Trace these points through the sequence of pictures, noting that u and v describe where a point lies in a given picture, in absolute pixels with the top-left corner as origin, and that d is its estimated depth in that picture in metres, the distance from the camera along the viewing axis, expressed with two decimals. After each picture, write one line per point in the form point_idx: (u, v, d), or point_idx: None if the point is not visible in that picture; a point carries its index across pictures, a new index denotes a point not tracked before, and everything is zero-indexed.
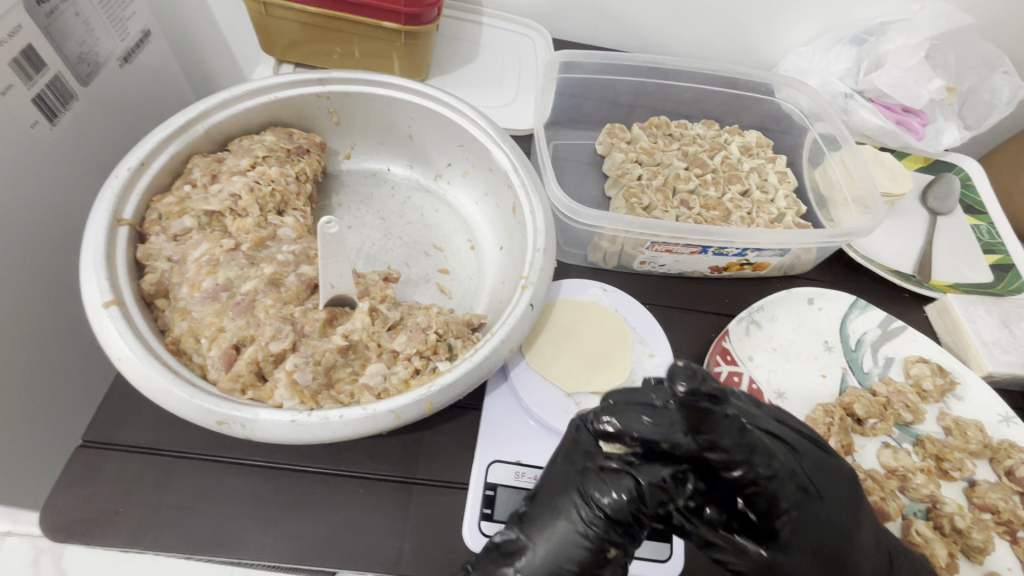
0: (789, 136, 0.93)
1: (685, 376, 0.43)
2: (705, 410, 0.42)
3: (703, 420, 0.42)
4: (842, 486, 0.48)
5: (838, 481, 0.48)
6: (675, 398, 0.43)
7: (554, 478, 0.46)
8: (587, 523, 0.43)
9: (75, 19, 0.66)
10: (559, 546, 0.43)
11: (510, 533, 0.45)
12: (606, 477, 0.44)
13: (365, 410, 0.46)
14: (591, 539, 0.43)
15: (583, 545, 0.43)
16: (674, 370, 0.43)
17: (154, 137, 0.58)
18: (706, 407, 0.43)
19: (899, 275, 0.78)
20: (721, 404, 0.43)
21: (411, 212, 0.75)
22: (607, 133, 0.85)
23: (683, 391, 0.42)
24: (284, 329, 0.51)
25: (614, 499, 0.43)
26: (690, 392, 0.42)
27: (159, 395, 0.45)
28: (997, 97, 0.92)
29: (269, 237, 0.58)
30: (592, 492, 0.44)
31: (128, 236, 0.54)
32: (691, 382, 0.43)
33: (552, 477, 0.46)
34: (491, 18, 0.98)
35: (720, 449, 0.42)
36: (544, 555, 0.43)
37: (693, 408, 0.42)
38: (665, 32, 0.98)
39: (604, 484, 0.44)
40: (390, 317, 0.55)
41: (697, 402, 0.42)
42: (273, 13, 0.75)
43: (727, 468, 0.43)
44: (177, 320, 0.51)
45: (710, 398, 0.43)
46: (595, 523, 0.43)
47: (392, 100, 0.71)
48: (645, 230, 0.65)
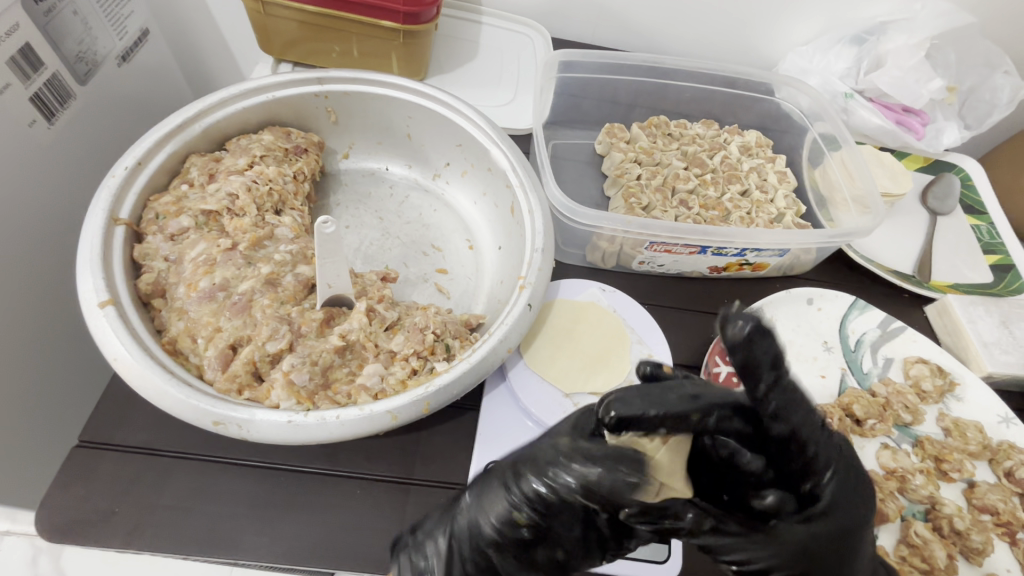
0: (789, 135, 0.93)
1: (749, 319, 0.37)
2: (758, 379, 0.38)
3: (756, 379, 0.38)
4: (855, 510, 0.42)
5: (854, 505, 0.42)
6: (729, 340, 0.38)
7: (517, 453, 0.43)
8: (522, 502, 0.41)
9: (73, 18, 0.66)
10: (490, 514, 0.42)
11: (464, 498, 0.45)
12: (568, 459, 0.39)
13: (362, 411, 0.46)
14: (514, 515, 0.41)
15: (508, 520, 0.41)
16: (728, 316, 0.39)
17: (151, 136, 0.58)
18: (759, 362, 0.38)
19: (899, 275, 0.78)
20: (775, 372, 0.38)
21: (410, 212, 0.74)
22: (606, 132, 0.85)
23: (739, 333, 0.37)
24: (280, 329, 0.51)
25: (550, 483, 0.40)
26: (749, 334, 0.37)
27: (155, 395, 0.45)
28: (998, 97, 0.92)
29: (266, 237, 0.58)
30: (540, 470, 0.41)
31: (125, 236, 0.54)
32: (755, 322, 0.37)
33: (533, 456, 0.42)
34: (490, 17, 0.98)
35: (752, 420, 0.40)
36: (474, 519, 0.43)
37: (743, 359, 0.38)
38: (664, 32, 0.97)
39: (552, 467, 0.40)
40: (387, 317, 0.55)
41: (752, 349, 0.37)
42: (272, 12, 0.74)
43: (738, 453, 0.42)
44: (173, 320, 0.51)
45: (770, 365, 0.38)
46: (519, 504, 0.41)
47: (390, 99, 0.70)
48: (644, 230, 0.65)
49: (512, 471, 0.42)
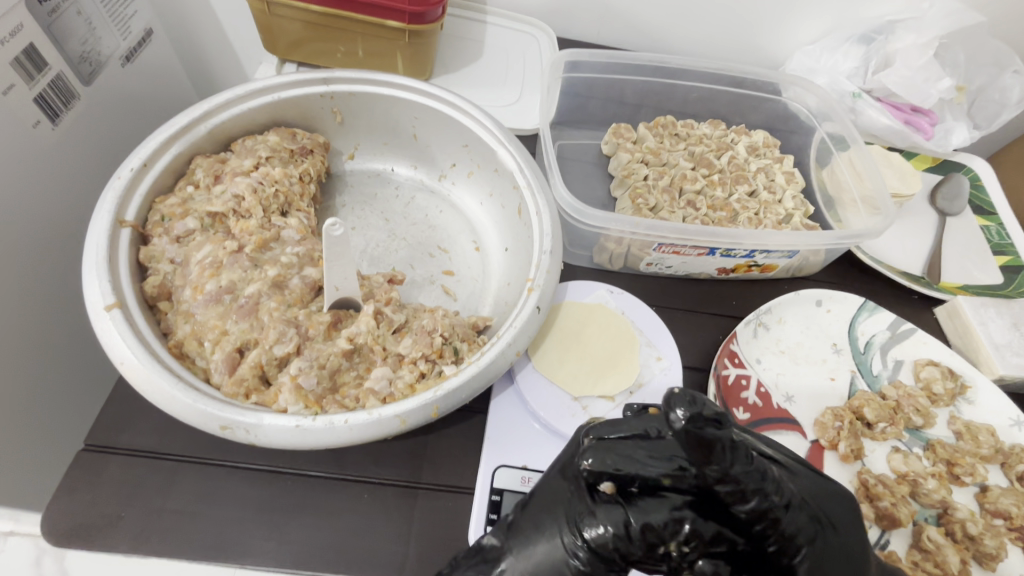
0: (796, 135, 0.92)
1: (686, 403, 0.33)
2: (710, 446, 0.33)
3: (710, 453, 0.33)
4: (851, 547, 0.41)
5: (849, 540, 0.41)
6: (673, 426, 0.33)
7: (545, 493, 0.41)
8: (568, 551, 0.38)
9: (77, 19, 0.65)
10: (538, 570, 0.38)
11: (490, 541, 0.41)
12: (597, 507, 0.38)
13: (371, 415, 0.46)
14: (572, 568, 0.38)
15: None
16: (669, 396, 0.33)
17: (156, 138, 0.58)
18: (712, 436, 0.33)
19: (909, 276, 0.77)
20: (726, 428, 0.33)
21: (415, 213, 0.74)
22: (613, 133, 0.84)
23: (681, 419, 0.32)
24: (287, 332, 0.50)
25: (601, 533, 0.37)
26: (690, 420, 0.32)
27: (161, 399, 0.45)
28: (1007, 96, 0.91)
29: (272, 239, 0.57)
30: (579, 520, 0.38)
31: (130, 238, 0.53)
32: (691, 409, 0.32)
33: (545, 495, 0.41)
34: (495, 17, 0.97)
35: (730, 481, 0.35)
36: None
37: (696, 438, 0.33)
38: (670, 31, 0.97)
39: (592, 517, 0.38)
40: (395, 320, 0.55)
41: (702, 429, 0.32)
42: (277, 13, 0.74)
43: (738, 502, 0.36)
44: (180, 323, 0.51)
45: (716, 421, 0.33)
46: (578, 554, 0.38)
47: (396, 99, 0.70)
48: (652, 232, 0.64)
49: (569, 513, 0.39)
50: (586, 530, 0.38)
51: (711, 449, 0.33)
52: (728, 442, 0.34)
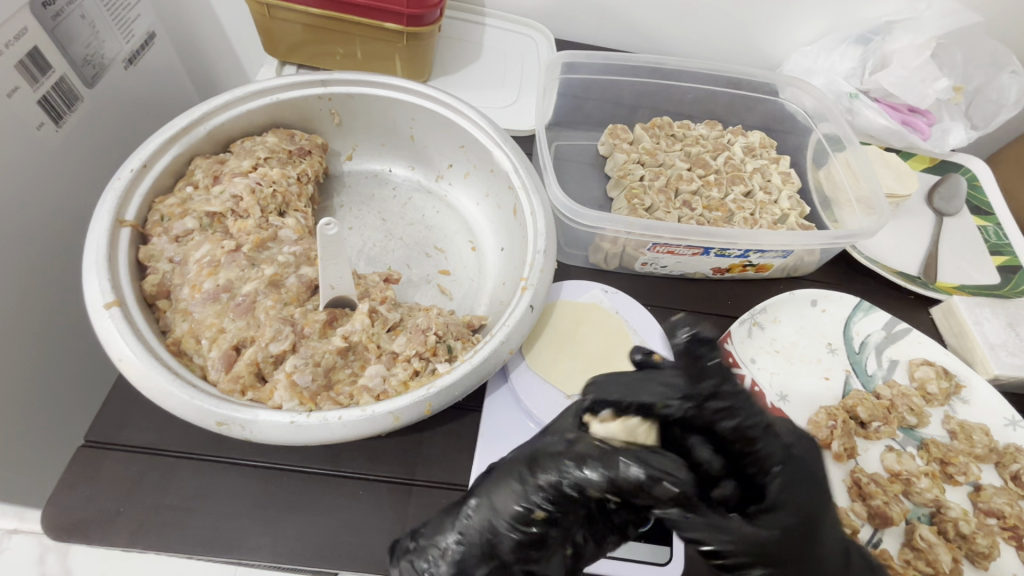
0: (793, 136, 0.92)
1: (682, 327, 0.46)
2: (700, 363, 0.44)
3: (701, 370, 0.44)
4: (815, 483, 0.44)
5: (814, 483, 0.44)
6: (677, 344, 0.45)
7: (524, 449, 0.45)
8: (530, 488, 0.42)
9: (81, 22, 0.67)
10: (507, 505, 0.43)
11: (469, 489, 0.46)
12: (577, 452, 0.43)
13: (364, 412, 0.46)
14: (525, 502, 0.42)
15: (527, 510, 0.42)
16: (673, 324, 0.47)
17: (156, 139, 0.59)
18: (702, 356, 0.44)
19: (904, 276, 0.78)
20: (714, 354, 0.45)
21: (413, 213, 0.75)
22: (609, 133, 0.85)
23: (684, 338, 0.45)
24: (283, 330, 0.51)
25: (567, 471, 0.42)
26: (690, 339, 0.45)
27: (159, 395, 0.45)
28: (1005, 96, 0.91)
29: (270, 238, 0.58)
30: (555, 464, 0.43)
31: (130, 237, 0.54)
32: (692, 330, 0.46)
33: (523, 448, 0.46)
34: (493, 19, 0.98)
35: (720, 398, 0.43)
36: (492, 515, 0.43)
37: (690, 355, 0.45)
38: (668, 33, 0.97)
39: (566, 461, 0.42)
40: (389, 319, 0.55)
41: (696, 351, 0.45)
42: (277, 15, 0.75)
43: (720, 421, 0.42)
44: (178, 321, 0.52)
45: (708, 349, 0.45)
46: (549, 493, 0.42)
47: (394, 101, 0.71)
48: (646, 232, 0.65)
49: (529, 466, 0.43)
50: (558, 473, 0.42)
51: (701, 368, 0.44)
52: (717, 366, 0.44)
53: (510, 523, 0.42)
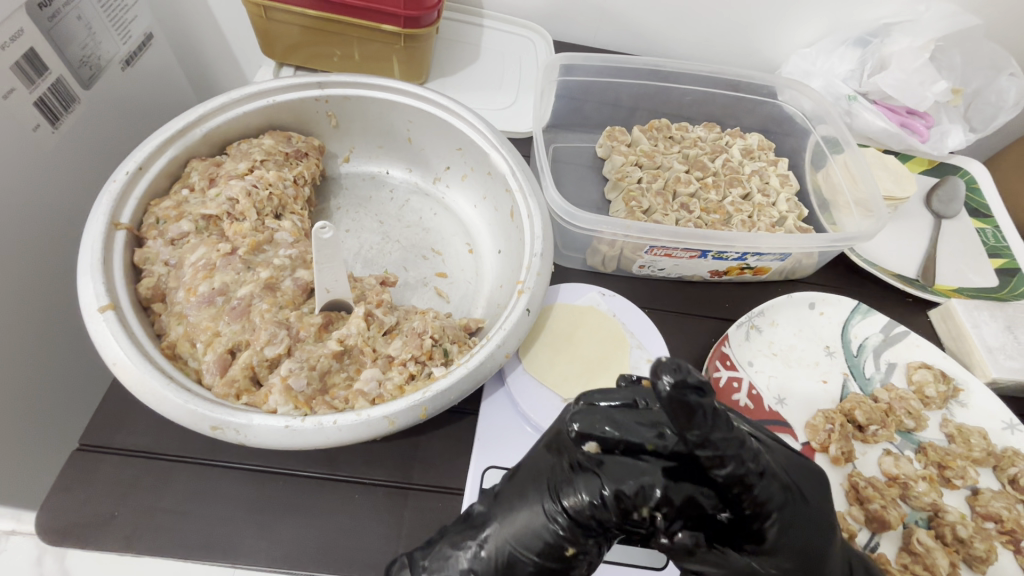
0: (791, 138, 0.92)
1: (671, 370, 0.32)
2: (687, 411, 0.33)
3: (689, 417, 0.34)
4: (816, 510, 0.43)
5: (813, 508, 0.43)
6: (659, 394, 0.33)
7: (529, 469, 0.45)
8: (548, 517, 0.41)
9: (78, 23, 0.66)
10: (520, 534, 0.41)
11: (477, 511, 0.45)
12: (578, 477, 0.41)
13: (360, 416, 0.46)
14: (552, 533, 0.41)
15: (543, 539, 0.41)
16: (656, 364, 0.33)
17: (152, 141, 0.58)
18: (694, 402, 0.33)
19: (902, 279, 0.77)
20: (710, 397, 0.34)
21: (410, 215, 0.74)
22: (607, 136, 0.85)
23: (668, 386, 0.32)
24: (279, 333, 0.51)
25: (579, 500, 0.40)
26: (676, 386, 0.32)
27: (153, 399, 0.45)
28: (1004, 99, 0.91)
29: (266, 241, 0.58)
30: (560, 488, 0.42)
31: (125, 240, 0.54)
32: (678, 375, 0.32)
33: (528, 470, 0.45)
34: (492, 20, 0.98)
35: (711, 446, 0.35)
36: (507, 543, 0.41)
37: (680, 404, 0.33)
38: (666, 35, 0.97)
39: (571, 485, 0.41)
40: (385, 322, 0.55)
41: (685, 397, 0.33)
42: (273, 17, 0.75)
43: (715, 467, 0.36)
44: (173, 324, 0.51)
45: (698, 390, 0.33)
46: (559, 520, 0.41)
47: (391, 103, 0.70)
48: (644, 234, 0.65)
49: (545, 488, 0.43)
50: (565, 498, 0.41)
51: (691, 414, 0.33)
52: (711, 410, 0.34)
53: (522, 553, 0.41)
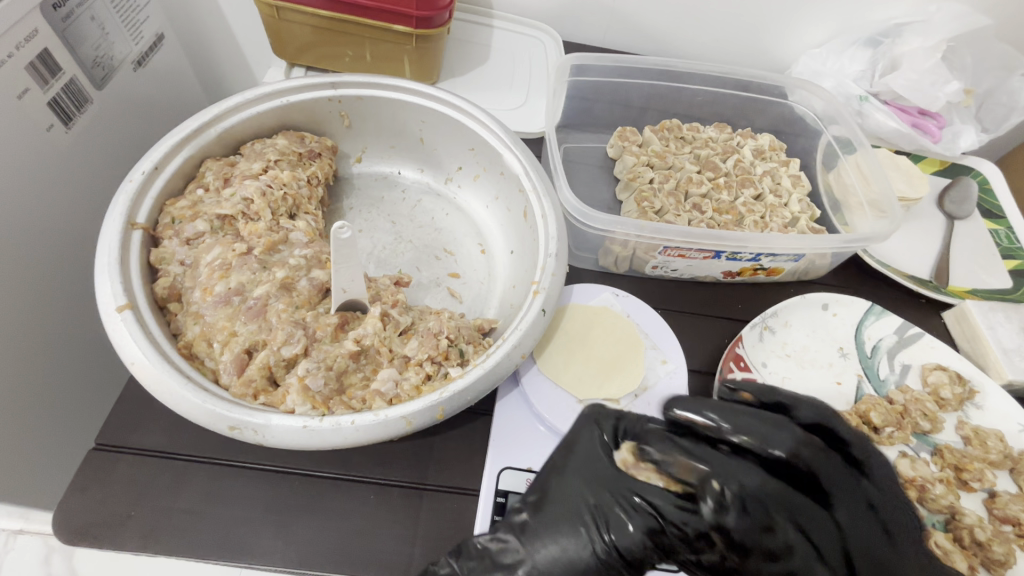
0: (802, 139, 0.92)
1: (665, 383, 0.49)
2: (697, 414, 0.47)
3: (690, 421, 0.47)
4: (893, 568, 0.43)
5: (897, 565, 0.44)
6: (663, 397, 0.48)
7: (564, 500, 0.45)
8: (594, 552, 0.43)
9: (91, 23, 0.67)
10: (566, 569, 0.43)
11: (507, 544, 0.45)
12: (632, 517, 0.43)
13: (377, 416, 0.46)
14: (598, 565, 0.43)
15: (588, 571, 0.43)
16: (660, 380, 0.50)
17: (167, 141, 0.59)
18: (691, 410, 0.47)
19: (916, 280, 0.77)
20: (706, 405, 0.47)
21: (422, 216, 0.74)
22: (618, 136, 0.85)
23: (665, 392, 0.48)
24: (295, 333, 0.50)
25: (630, 538, 0.43)
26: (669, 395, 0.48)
27: (170, 399, 0.45)
28: (1016, 100, 0.91)
29: (281, 241, 0.58)
30: (610, 525, 0.44)
31: (141, 240, 0.54)
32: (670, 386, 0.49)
33: (563, 501, 0.45)
34: (502, 21, 0.98)
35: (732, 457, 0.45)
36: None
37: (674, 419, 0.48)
38: (677, 35, 0.97)
39: (624, 525, 0.43)
40: (401, 322, 0.55)
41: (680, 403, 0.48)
42: (286, 17, 0.75)
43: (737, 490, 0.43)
44: (189, 324, 0.51)
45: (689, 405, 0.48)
46: (608, 556, 0.43)
47: (404, 104, 0.70)
48: (658, 235, 0.64)
49: (594, 523, 0.44)
50: (616, 536, 0.43)
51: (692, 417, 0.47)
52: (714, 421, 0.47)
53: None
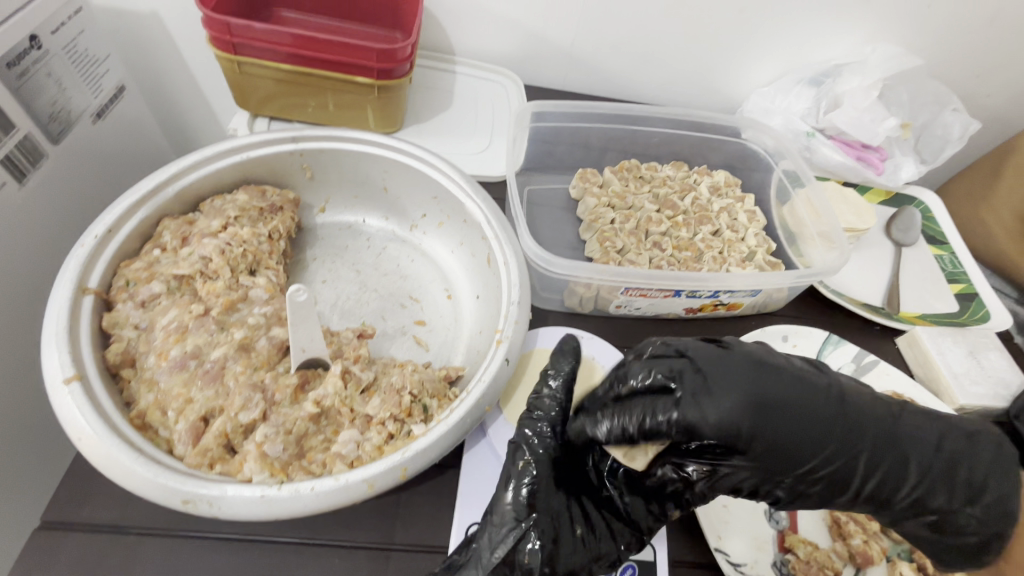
0: (756, 174, 0.96)
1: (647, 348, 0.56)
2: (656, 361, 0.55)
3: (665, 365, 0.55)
4: (812, 416, 0.48)
5: (812, 403, 0.49)
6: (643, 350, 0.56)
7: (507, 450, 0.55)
8: (513, 480, 0.50)
9: (47, 79, 0.66)
10: (502, 507, 0.49)
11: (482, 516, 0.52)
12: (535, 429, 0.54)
13: (337, 481, 0.45)
14: (522, 492, 0.50)
15: (516, 501, 0.49)
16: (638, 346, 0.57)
17: (123, 202, 0.58)
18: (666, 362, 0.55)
19: (868, 308, 0.81)
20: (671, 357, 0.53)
21: (387, 264, 0.75)
22: (580, 177, 0.87)
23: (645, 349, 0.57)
24: (253, 398, 0.50)
25: (526, 441, 0.53)
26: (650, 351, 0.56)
27: (120, 473, 0.43)
28: (950, 133, 0.97)
29: (240, 299, 0.57)
30: (518, 444, 0.53)
31: (93, 305, 0.53)
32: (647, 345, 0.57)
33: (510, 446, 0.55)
34: (464, 66, 1.01)
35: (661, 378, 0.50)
36: (498, 519, 0.49)
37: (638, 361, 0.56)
38: (632, 78, 1.02)
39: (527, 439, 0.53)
40: (363, 379, 0.54)
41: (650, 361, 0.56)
42: (247, 71, 0.76)
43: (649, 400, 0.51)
44: (143, 392, 0.50)
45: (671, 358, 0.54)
46: (523, 472, 0.51)
47: (366, 156, 0.71)
48: (618, 277, 0.66)
49: (511, 450, 0.53)
50: (521, 449, 0.52)
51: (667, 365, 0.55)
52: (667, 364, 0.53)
53: (518, 531, 0.48)
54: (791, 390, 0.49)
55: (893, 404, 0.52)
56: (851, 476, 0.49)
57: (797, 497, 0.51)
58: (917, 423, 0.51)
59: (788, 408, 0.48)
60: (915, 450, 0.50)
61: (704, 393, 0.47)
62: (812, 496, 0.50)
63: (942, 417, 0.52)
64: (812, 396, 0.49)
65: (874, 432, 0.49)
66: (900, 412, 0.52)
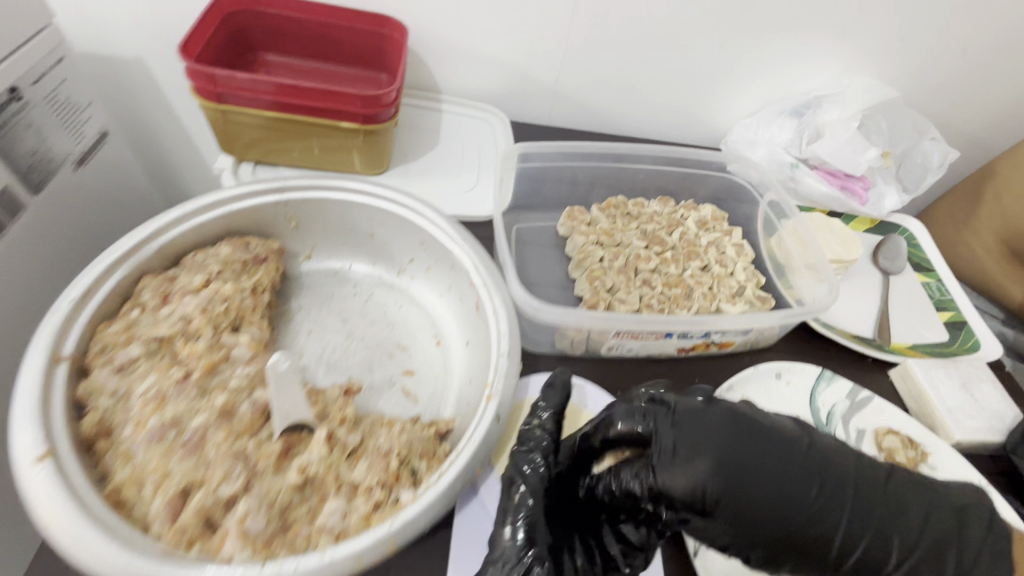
0: (743, 206, 0.96)
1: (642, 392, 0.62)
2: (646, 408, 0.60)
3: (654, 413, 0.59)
4: (786, 477, 0.51)
5: (788, 464, 0.51)
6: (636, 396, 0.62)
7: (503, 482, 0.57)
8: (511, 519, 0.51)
9: (28, 130, 0.65)
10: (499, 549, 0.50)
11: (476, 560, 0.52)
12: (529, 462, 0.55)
13: (322, 558, 0.43)
14: (517, 531, 0.51)
15: (514, 541, 0.50)
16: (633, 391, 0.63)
17: (100, 263, 0.57)
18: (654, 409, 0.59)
19: (862, 342, 0.81)
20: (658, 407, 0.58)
21: (375, 311, 0.73)
22: (567, 216, 0.87)
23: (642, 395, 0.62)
24: (234, 468, 0.48)
25: (521, 477, 0.54)
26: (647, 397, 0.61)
27: (91, 561, 0.41)
28: (929, 161, 0.98)
29: (222, 360, 0.56)
30: (512, 480, 0.54)
31: (68, 375, 0.51)
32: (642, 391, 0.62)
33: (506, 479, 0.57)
34: (451, 104, 1.01)
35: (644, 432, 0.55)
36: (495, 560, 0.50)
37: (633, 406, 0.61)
38: (617, 112, 1.02)
39: (521, 475, 0.54)
40: (348, 443, 0.52)
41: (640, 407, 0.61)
42: (232, 119, 0.76)
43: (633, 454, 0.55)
44: (119, 466, 0.48)
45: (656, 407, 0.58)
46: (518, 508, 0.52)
47: (352, 205, 0.71)
48: (609, 322, 0.65)
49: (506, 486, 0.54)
50: (515, 485, 0.54)
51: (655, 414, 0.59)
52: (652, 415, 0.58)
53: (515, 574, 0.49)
54: (765, 450, 0.51)
55: (881, 472, 0.53)
56: (827, 545, 0.50)
57: (773, 564, 0.51)
58: (901, 494, 0.52)
59: (759, 471, 0.50)
60: (899, 527, 0.50)
61: (674, 454, 0.51)
62: (788, 565, 0.51)
63: (931, 491, 0.53)
64: (786, 460, 0.52)
65: (851, 498, 0.51)
66: (888, 483, 0.53)
